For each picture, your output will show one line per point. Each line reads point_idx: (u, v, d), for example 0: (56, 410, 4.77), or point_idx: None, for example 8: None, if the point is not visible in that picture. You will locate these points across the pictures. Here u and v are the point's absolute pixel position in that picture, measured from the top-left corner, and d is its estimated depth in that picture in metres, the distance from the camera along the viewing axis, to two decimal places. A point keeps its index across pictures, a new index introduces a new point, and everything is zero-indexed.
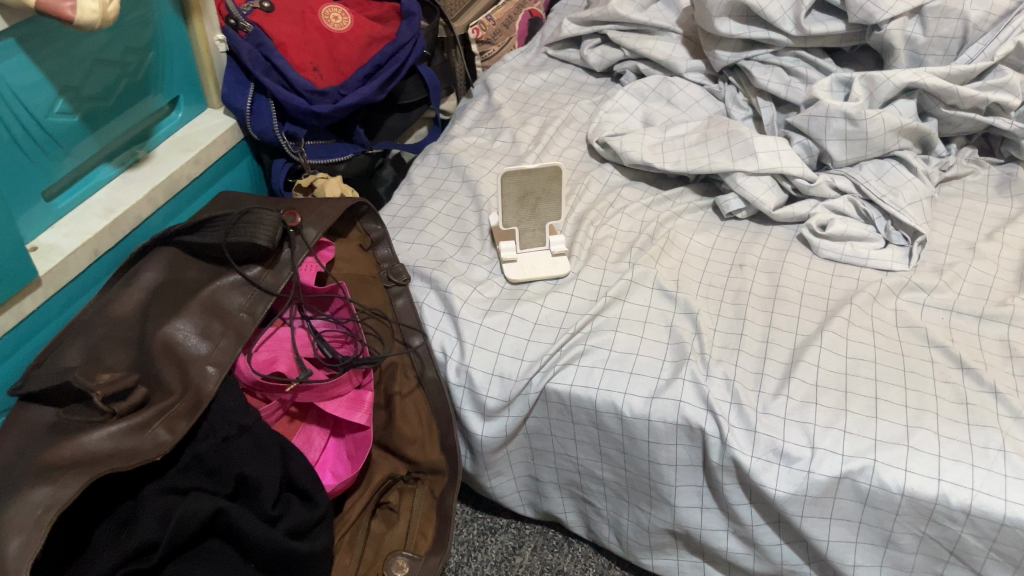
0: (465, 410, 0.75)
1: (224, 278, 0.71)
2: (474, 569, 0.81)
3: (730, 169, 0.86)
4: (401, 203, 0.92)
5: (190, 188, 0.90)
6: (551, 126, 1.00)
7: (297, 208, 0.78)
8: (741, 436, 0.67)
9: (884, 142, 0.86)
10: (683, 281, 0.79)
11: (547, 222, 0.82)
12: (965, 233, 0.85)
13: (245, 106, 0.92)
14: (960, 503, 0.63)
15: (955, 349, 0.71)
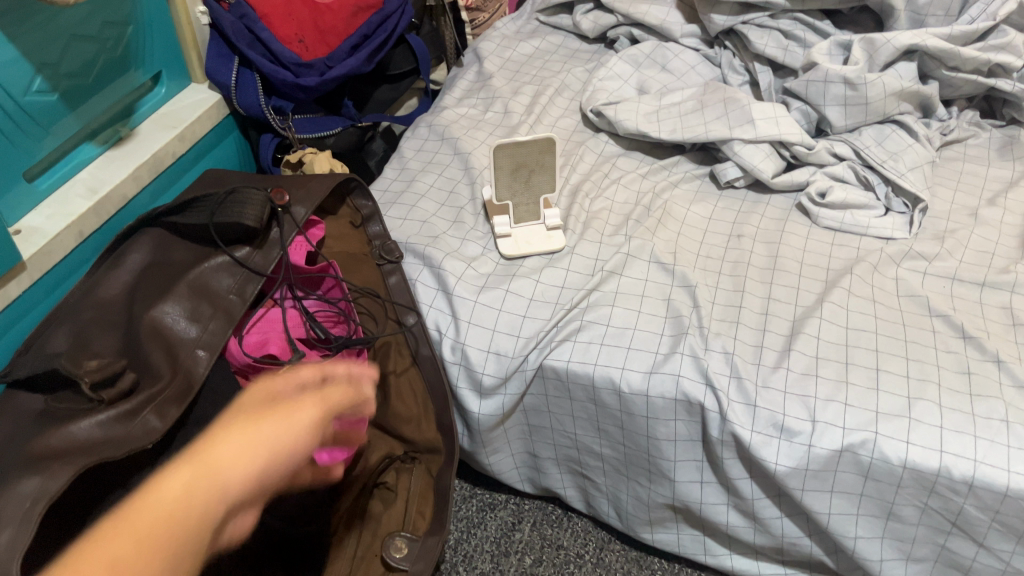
0: (461, 387, 0.74)
1: (212, 259, 0.69)
2: (473, 545, 0.81)
3: (727, 138, 0.84)
4: (392, 178, 0.90)
5: (176, 166, 0.88)
6: (544, 95, 0.98)
7: (285, 185, 0.76)
8: (741, 411, 0.66)
9: (884, 107, 0.85)
10: (680, 254, 0.78)
11: (541, 195, 0.80)
12: (966, 198, 0.84)
13: (230, 80, 0.89)
14: (963, 475, 0.62)
15: (956, 318, 0.71)
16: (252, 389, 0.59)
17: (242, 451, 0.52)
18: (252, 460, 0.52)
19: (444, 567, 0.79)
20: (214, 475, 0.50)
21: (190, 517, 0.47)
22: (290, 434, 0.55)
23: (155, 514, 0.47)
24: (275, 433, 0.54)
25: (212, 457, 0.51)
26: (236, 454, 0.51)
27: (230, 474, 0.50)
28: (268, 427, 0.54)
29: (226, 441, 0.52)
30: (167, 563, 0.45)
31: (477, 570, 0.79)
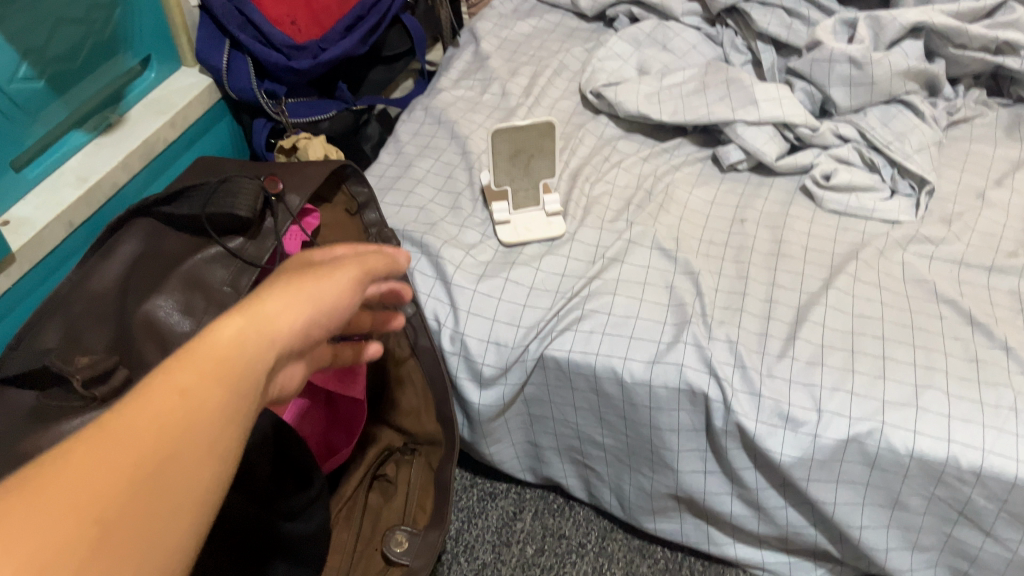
0: (461, 378, 0.73)
1: (205, 251, 0.68)
2: (474, 536, 0.80)
3: (730, 120, 0.82)
4: (388, 162, 0.88)
5: (167, 152, 0.86)
6: (543, 76, 0.96)
7: (279, 173, 0.73)
8: (745, 400, 0.65)
9: (890, 87, 0.83)
10: (683, 239, 0.76)
11: (541, 181, 0.79)
12: (973, 180, 0.82)
13: (221, 64, 0.87)
14: (971, 465, 0.61)
15: (964, 303, 0.69)
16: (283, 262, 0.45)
17: (291, 314, 0.39)
18: (302, 315, 0.40)
19: (446, 558, 0.79)
20: (258, 327, 0.37)
21: (238, 381, 0.35)
22: (332, 295, 0.42)
23: (189, 381, 0.33)
24: (328, 292, 0.42)
25: (246, 312, 0.37)
26: (282, 311, 0.39)
27: (271, 335, 0.37)
28: (316, 280, 0.42)
29: (279, 300, 0.39)
30: (211, 439, 0.32)
31: (479, 561, 0.79)
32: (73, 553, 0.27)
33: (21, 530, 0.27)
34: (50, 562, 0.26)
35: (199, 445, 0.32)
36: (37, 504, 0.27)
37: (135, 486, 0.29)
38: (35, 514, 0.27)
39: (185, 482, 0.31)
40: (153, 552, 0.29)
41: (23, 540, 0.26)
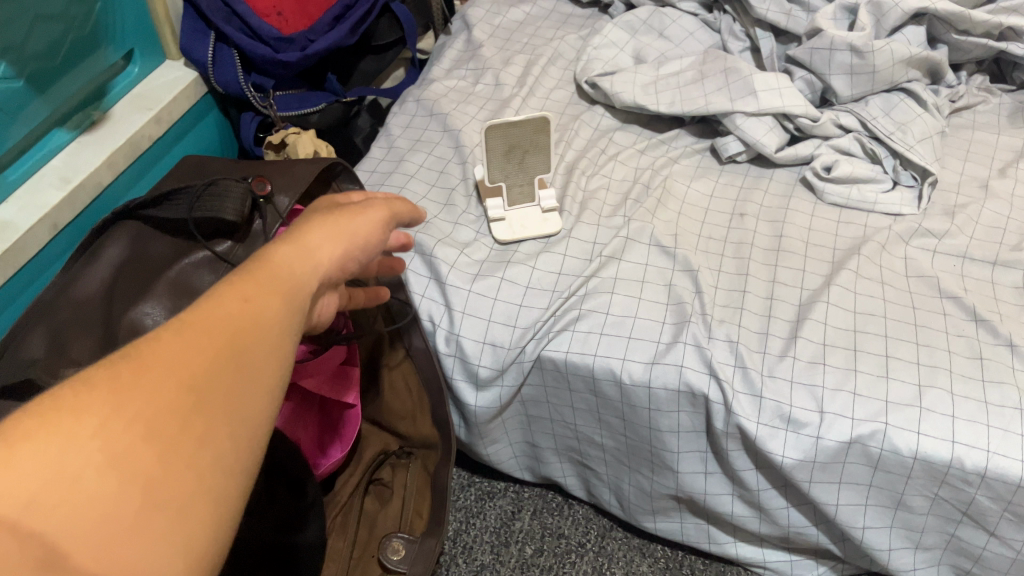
0: (457, 380, 0.72)
1: (192, 255, 0.66)
2: (473, 536, 0.80)
3: (729, 111, 0.81)
4: (379, 157, 0.86)
5: (153, 149, 0.84)
6: (537, 65, 0.94)
7: (267, 172, 0.71)
8: (746, 402, 0.64)
9: (892, 75, 0.81)
10: (682, 236, 0.75)
11: (536, 177, 0.77)
12: (976, 169, 0.81)
13: (206, 58, 0.85)
14: (975, 466, 0.60)
15: (968, 299, 0.68)
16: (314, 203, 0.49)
17: (331, 242, 0.43)
18: (342, 245, 0.44)
19: (444, 559, 0.78)
20: (302, 250, 0.41)
21: (292, 291, 0.38)
22: (363, 228, 0.46)
23: (252, 288, 0.37)
24: (360, 226, 0.46)
25: (292, 238, 0.41)
26: (322, 239, 0.43)
27: (313, 259, 0.41)
28: (349, 215, 0.46)
29: (319, 230, 0.43)
30: (274, 336, 0.36)
31: (478, 562, 0.78)
32: (172, 416, 0.30)
33: (127, 394, 0.30)
34: (154, 422, 0.30)
35: (266, 339, 0.35)
36: (137, 374, 0.31)
37: (219, 367, 0.33)
38: (134, 385, 0.30)
39: (256, 371, 0.34)
40: (237, 424, 0.33)
41: (132, 401, 0.30)
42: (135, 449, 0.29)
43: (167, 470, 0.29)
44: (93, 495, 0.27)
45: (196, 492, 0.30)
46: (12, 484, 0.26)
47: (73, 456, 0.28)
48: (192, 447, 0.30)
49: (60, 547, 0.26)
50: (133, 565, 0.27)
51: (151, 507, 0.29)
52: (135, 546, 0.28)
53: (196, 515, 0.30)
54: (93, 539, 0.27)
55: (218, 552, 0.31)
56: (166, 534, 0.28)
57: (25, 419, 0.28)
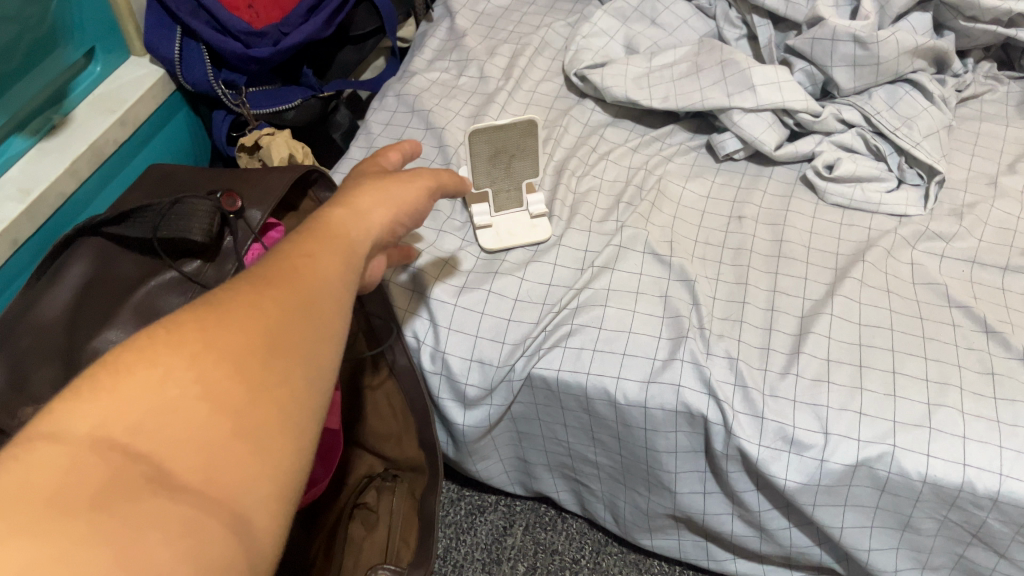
0: (444, 399, 0.69)
1: (159, 277, 0.62)
2: (463, 554, 0.77)
3: (725, 107, 0.77)
4: (358, 158, 0.82)
5: (119, 154, 0.79)
6: (523, 55, 0.89)
7: (237, 185, 0.66)
8: (747, 423, 0.61)
9: (897, 66, 0.77)
10: (678, 242, 0.71)
11: (524, 181, 0.74)
12: (984, 165, 0.77)
13: (173, 55, 0.80)
14: (987, 490, 0.57)
15: (978, 309, 0.65)
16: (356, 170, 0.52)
17: (375, 212, 0.46)
18: (391, 210, 0.47)
19: None
20: (350, 219, 0.44)
21: (345, 253, 0.41)
22: (405, 199, 0.48)
23: (313, 248, 0.39)
24: (403, 195, 0.49)
25: (340, 209, 0.44)
26: (366, 210, 0.45)
27: (361, 226, 0.44)
28: (393, 184, 0.49)
29: (364, 199, 0.46)
30: (335, 290, 0.39)
31: None
32: (253, 355, 0.33)
33: (212, 336, 0.32)
34: (238, 360, 0.32)
35: (327, 293, 0.38)
36: (218, 317, 0.33)
37: (288, 314, 0.35)
38: (218, 324, 0.33)
39: (325, 316, 0.37)
40: (308, 365, 0.35)
41: (217, 341, 0.32)
42: (223, 382, 0.31)
43: (252, 401, 0.32)
44: (189, 421, 0.30)
45: (277, 422, 0.32)
46: (121, 409, 0.29)
47: (171, 387, 0.30)
48: (271, 383, 0.33)
49: (165, 464, 0.29)
50: (228, 483, 0.30)
51: (239, 431, 0.31)
52: (229, 467, 0.30)
53: (279, 442, 0.32)
54: (192, 458, 0.29)
55: (300, 479, 0.33)
56: (254, 458, 0.31)
57: (126, 355, 0.31)
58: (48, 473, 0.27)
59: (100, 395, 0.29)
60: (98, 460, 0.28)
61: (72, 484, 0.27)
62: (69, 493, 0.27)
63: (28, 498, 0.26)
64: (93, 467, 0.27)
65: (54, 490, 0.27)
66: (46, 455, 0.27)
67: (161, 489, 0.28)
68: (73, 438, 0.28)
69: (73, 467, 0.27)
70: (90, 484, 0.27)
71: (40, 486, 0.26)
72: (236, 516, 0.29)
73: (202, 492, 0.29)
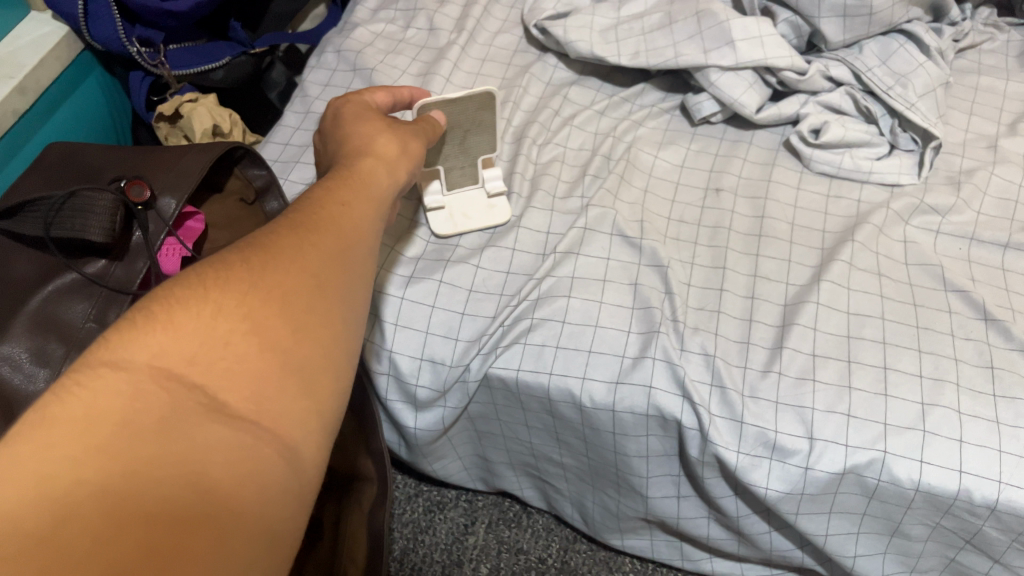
0: (392, 401, 0.63)
1: (59, 280, 0.54)
2: (422, 555, 0.72)
3: (701, 65, 0.69)
4: (294, 125, 0.73)
5: (20, 126, 0.70)
6: (478, 4, 0.80)
7: (147, 168, 0.58)
8: (725, 428, 0.55)
9: (891, 16, 0.69)
10: (649, 220, 0.64)
11: (480, 158, 0.66)
12: (983, 125, 0.71)
13: (77, 10, 0.69)
14: (985, 499, 0.52)
15: (977, 294, 0.59)
16: (343, 111, 0.53)
17: (400, 164, 0.49)
18: (409, 165, 0.50)
19: None
20: (378, 169, 0.47)
21: (374, 202, 0.44)
22: (419, 153, 0.52)
23: (345, 200, 0.42)
24: (417, 147, 0.52)
25: (373, 159, 0.47)
26: (395, 163, 0.49)
27: (387, 176, 0.47)
28: (409, 137, 0.52)
29: (385, 150, 0.49)
30: (366, 242, 0.41)
31: None
32: (296, 295, 0.34)
33: (256, 278, 0.33)
34: (282, 300, 0.33)
35: (358, 242, 0.40)
36: (261, 262, 0.34)
37: (326, 260, 0.37)
38: (264, 267, 0.34)
39: (362, 269, 0.40)
40: (344, 310, 0.37)
41: (262, 281, 0.34)
42: (271, 321, 0.32)
43: (297, 342, 0.33)
44: (242, 354, 0.31)
45: (318, 361, 0.34)
46: (179, 340, 0.30)
47: (222, 322, 0.31)
48: (313, 324, 0.34)
49: (220, 396, 0.29)
50: (280, 415, 0.31)
51: (290, 368, 0.32)
52: (281, 401, 0.31)
53: (321, 382, 0.33)
54: (247, 391, 0.30)
55: (337, 417, 0.35)
56: (305, 395, 0.32)
57: (178, 290, 0.31)
58: (112, 398, 0.27)
59: (158, 326, 0.29)
60: (158, 389, 0.28)
61: (135, 409, 0.27)
62: (132, 421, 0.27)
63: (90, 423, 0.26)
64: (155, 396, 0.28)
65: (117, 415, 0.26)
66: (107, 381, 0.27)
67: (219, 418, 0.29)
68: (132, 366, 0.28)
69: (136, 392, 0.27)
70: (154, 409, 0.27)
71: (102, 412, 0.26)
72: (288, 447, 0.30)
73: (258, 422, 0.30)
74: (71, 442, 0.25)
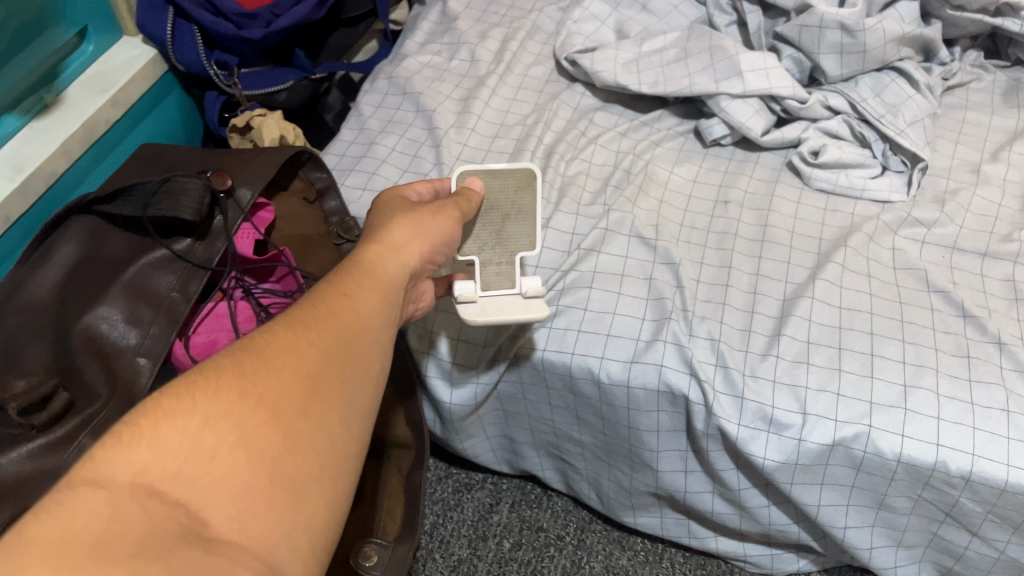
0: (430, 377, 0.71)
1: (150, 254, 0.63)
2: (450, 529, 0.79)
3: (713, 92, 0.77)
4: (349, 140, 0.83)
5: (111, 132, 0.80)
6: (514, 40, 0.90)
7: (228, 166, 0.67)
8: (727, 403, 0.62)
9: (883, 54, 0.78)
10: (663, 225, 0.73)
11: (519, 254, 0.62)
12: (968, 152, 0.78)
13: (166, 34, 0.80)
14: (960, 470, 0.59)
15: (957, 295, 0.66)
16: (383, 200, 0.56)
17: (417, 237, 0.51)
18: (427, 238, 0.52)
19: (421, 553, 0.78)
20: (385, 256, 0.48)
21: (385, 286, 0.46)
22: (444, 228, 0.53)
23: (354, 286, 0.44)
24: (438, 228, 0.53)
25: (383, 236, 0.49)
26: (400, 247, 0.49)
27: (402, 254, 0.49)
28: (431, 211, 0.53)
29: (402, 226, 0.51)
30: (372, 334, 0.43)
31: (455, 556, 0.77)
32: (288, 404, 0.36)
33: (248, 386, 0.36)
34: (271, 409, 0.36)
35: (360, 337, 0.42)
36: (254, 367, 0.37)
37: (323, 362, 0.39)
38: (256, 373, 0.36)
39: (367, 365, 0.42)
40: (341, 412, 0.39)
41: (252, 390, 0.36)
42: (261, 429, 0.35)
43: (283, 453, 0.35)
44: (227, 468, 0.33)
45: (307, 470, 0.36)
46: (164, 455, 0.32)
47: (208, 436, 0.33)
48: (303, 432, 0.36)
49: (202, 514, 0.32)
50: (259, 532, 0.33)
51: (274, 480, 0.34)
52: (262, 518, 0.33)
53: (309, 494, 0.35)
54: (229, 509, 0.32)
55: (328, 524, 0.36)
56: (288, 506, 0.34)
57: (168, 403, 0.34)
58: (91, 519, 0.30)
59: (143, 441, 0.32)
60: (137, 508, 0.31)
61: (110, 531, 0.30)
62: (108, 541, 0.29)
63: (65, 545, 0.29)
64: (133, 517, 0.30)
65: (95, 537, 0.29)
66: (86, 502, 0.30)
67: (197, 541, 0.31)
68: (113, 486, 0.31)
69: (114, 511, 0.30)
70: (131, 532, 0.30)
71: (80, 534, 0.29)
72: (266, 566, 0.32)
73: (236, 544, 0.32)
74: (45, 563, 0.28)
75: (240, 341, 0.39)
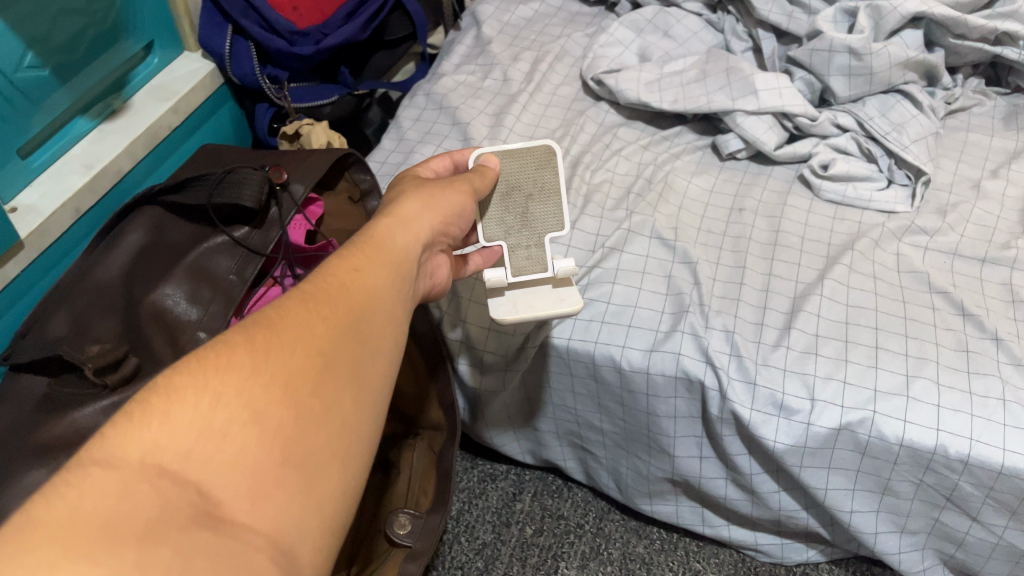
0: (461, 364, 0.77)
1: (212, 240, 0.69)
2: (475, 516, 0.84)
3: (729, 109, 0.83)
4: (390, 148, 0.89)
5: (171, 138, 0.86)
6: (544, 62, 0.97)
7: (283, 163, 0.73)
8: (741, 389, 0.66)
9: (889, 77, 0.84)
10: (681, 229, 0.78)
11: (547, 237, 0.67)
12: (969, 170, 0.83)
13: (223, 50, 0.88)
14: (959, 453, 0.62)
15: (957, 295, 0.71)
16: (398, 184, 0.59)
17: (422, 216, 0.53)
18: (429, 222, 0.53)
19: (447, 537, 0.83)
20: (394, 230, 0.50)
21: (389, 264, 0.47)
22: (446, 208, 0.56)
23: (359, 265, 0.45)
24: (447, 203, 0.56)
25: (387, 219, 0.51)
26: (412, 218, 0.52)
27: (406, 231, 0.51)
28: (436, 196, 0.56)
29: (406, 210, 0.53)
30: (379, 311, 0.43)
31: (479, 541, 0.82)
32: (298, 383, 0.36)
33: (260, 362, 0.35)
34: (284, 385, 0.35)
35: (367, 314, 0.42)
36: (264, 345, 0.36)
37: (332, 341, 0.39)
38: (267, 351, 0.36)
39: (375, 341, 0.42)
40: (351, 391, 0.38)
41: (262, 368, 0.35)
42: (272, 406, 0.34)
43: (294, 433, 0.34)
44: (239, 446, 0.32)
45: (320, 449, 0.35)
46: (175, 435, 0.32)
47: (220, 413, 0.33)
48: (315, 411, 0.36)
49: (214, 492, 0.31)
50: (271, 513, 0.32)
51: (286, 459, 0.34)
52: (274, 497, 0.32)
53: (320, 474, 0.35)
54: (241, 487, 0.32)
55: (340, 505, 0.36)
56: (301, 486, 0.34)
57: (178, 381, 0.33)
58: (103, 498, 0.29)
59: (154, 421, 0.32)
60: (150, 487, 0.30)
61: (121, 511, 0.29)
62: (120, 522, 0.29)
63: (75, 524, 0.28)
64: (145, 496, 0.30)
65: (107, 516, 0.29)
66: (97, 482, 0.30)
67: (209, 522, 0.30)
68: (125, 464, 0.30)
69: (125, 489, 0.30)
70: (142, 512, 0.29)
71: (91, 513, 0.29)
72: (279, 548, 0.32)
73: (247, 524, 0.31)
74: (57, 543, 0.27)
75: (248, 319, 0.39)
